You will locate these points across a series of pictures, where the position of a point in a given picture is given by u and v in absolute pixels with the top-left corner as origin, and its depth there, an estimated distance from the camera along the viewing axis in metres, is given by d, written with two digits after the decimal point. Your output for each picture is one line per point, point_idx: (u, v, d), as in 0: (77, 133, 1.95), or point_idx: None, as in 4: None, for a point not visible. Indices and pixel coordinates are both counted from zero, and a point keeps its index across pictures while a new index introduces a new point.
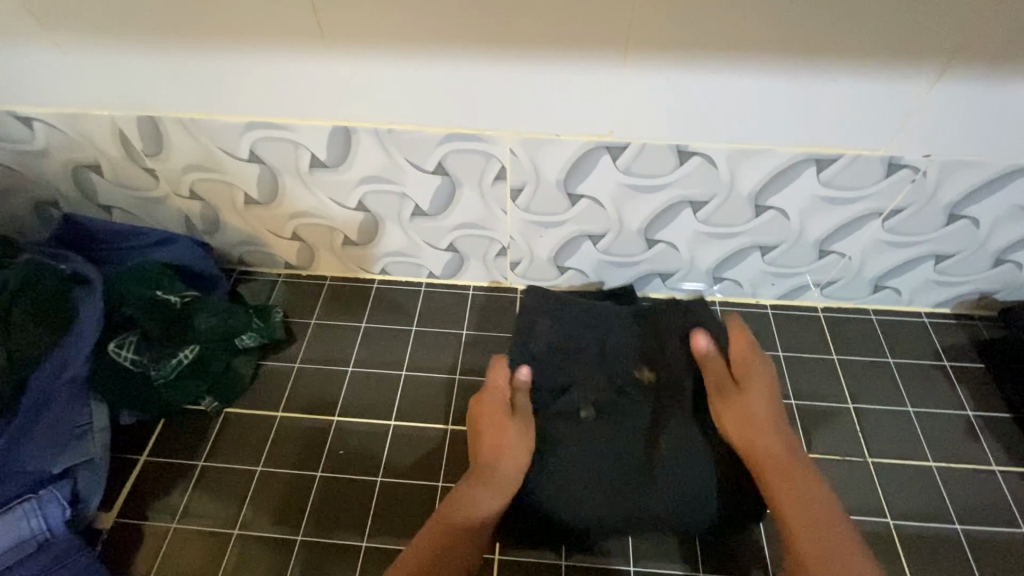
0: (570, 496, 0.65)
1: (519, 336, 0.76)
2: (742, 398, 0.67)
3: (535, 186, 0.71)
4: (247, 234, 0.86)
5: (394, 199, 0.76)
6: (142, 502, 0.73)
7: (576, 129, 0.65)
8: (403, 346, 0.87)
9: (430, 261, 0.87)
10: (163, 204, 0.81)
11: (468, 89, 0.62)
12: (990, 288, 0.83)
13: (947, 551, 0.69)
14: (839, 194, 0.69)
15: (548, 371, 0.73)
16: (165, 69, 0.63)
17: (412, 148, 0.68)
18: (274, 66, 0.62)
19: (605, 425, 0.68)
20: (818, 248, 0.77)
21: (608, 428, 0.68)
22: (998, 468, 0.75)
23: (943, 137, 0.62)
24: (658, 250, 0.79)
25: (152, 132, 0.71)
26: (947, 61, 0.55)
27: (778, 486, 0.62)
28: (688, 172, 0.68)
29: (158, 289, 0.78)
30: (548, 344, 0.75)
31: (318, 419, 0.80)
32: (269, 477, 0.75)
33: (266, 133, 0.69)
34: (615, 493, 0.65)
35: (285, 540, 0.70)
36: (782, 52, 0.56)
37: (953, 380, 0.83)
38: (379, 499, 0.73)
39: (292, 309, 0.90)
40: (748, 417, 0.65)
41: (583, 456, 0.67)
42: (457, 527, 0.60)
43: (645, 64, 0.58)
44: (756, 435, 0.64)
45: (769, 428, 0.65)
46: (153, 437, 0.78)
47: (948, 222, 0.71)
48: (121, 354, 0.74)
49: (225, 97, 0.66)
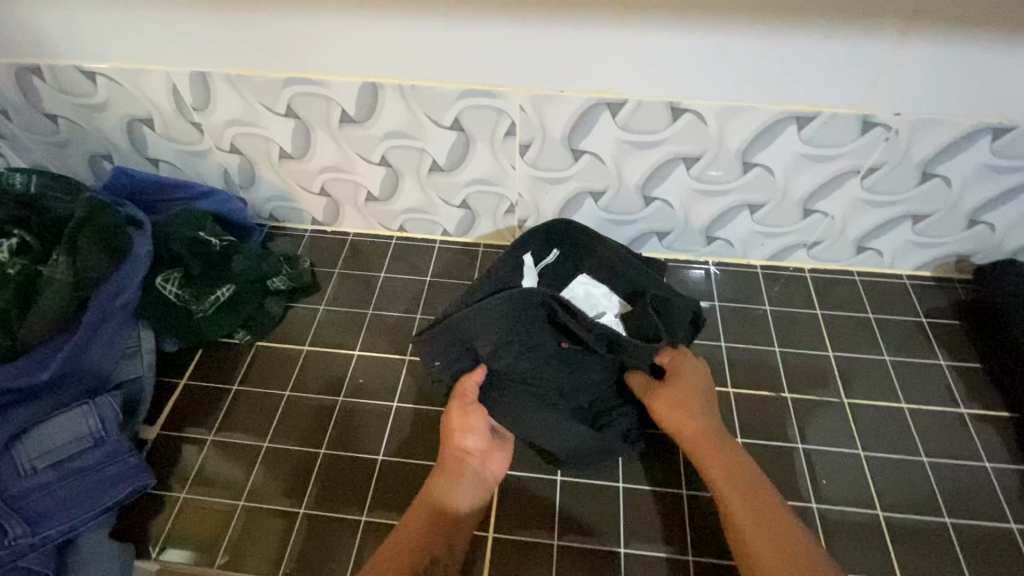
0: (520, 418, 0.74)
1: (459, 330, 0.73)
2: (680, 378, 0.72)
3: (542, 141, 0.79)
4: (279, 189, 0.94)
5: (414, 153, 0.84)
6: (182, 417, 0.81)
7: (580, 87, 0.72)
8: (418, 294, 0.94)
9: (444, 218, 0.95)
10: (205, 157, 0.90)
11: (485, 49, 0.70)
12: (967, 249, 0.88)
13: (915, 481, 0.75)
14: (818, 150, 0.75)
15: (488, 347, 0.74)
16: (219, 28, 0.72)
17: (432, 103, 0.76)
18: (314, 25, 0.70)
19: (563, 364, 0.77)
20: (803, 206, 0.83)
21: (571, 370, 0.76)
22: (968, 413, 0.81)
23: (912, 96, 0.69)
24: (654, 208, 0.86)
25: (202, 88, 0.80)
26: (910, 22, 0.62)
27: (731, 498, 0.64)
28: (681, 128, 0.75)
29: (201, 231, 0.86)
30: (493, 328, 0.74)
31: (340, 354, 0.88)
32: (296, 400, 0.83)
33: (301, 88, 0.77)
34: (592, 411, 0.75)
35: (309, 453, 0.78)
36: (761, 14, 0.63)
37: (931, 335, 0.88)
38: (395, 422, 0.81)
39: (318, 260, 0.98)
40: (681, 403, 0.71)
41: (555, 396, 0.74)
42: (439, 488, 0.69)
43: (641, 24, 0.65)
44: (681, 416, 0.70)
45: (710, 430, 0.69)
46: (192, 365, 0.86)
47: (921, 180, 0.77)
48: (167, 288, 0.83)
49: (269, 54, 0.74)
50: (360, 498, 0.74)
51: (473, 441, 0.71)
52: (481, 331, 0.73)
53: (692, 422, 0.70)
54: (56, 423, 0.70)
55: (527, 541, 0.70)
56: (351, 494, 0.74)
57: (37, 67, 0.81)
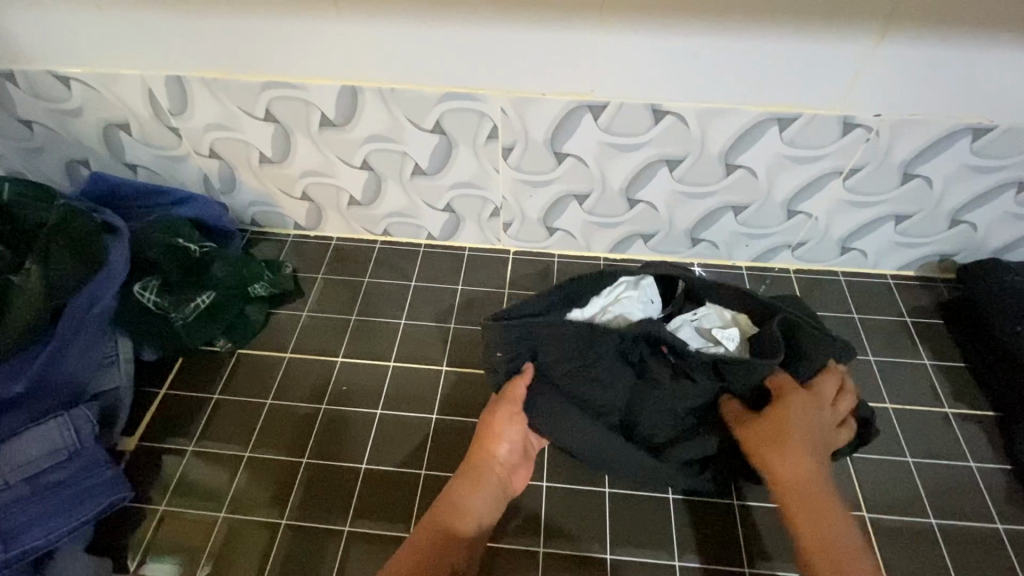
0: (586, 443, 0.68)
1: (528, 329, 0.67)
2: (796, 401, 0.63)
3: (524, 144, 0.78)
4: (260, 194, 0.93)
5: (396, 157, 0.83)
6: (162, 428, 0.80)
7: (560, 90, 0.72)
8: (402, 299, 0.93)
9: (429, 222, 0.94)
10: (184, 163, 0.89)
11: (464, 51, 0.69)
12: (949, 249, 0.89)
13: (900, 480, 0.74)
14: (800, 151, 0.75)
15: (550, 357, 0.68)
16: (195, 31, 0.71)
17: (412, 106, 0.76)
18: (291, 29, 0.70)
19: (632, 383, 0.68)
20: (786, 207, 0.83)
21: (643, 395, 0.67)
22: (952, 412, 0.81)
23: (891, 97, 0.69)
24: (639, 210, 0.86)
25: (178, 93, 0.78)
26: (888, 23, 0.62)
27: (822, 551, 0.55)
28: (662, 130, 0.74)
29: (178, 237, 0.85)
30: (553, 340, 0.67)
31: (323, 361, 0.86)
32: (278, 408, 0.82)
33: (279, 92, 0.76)
34: (653, 436, 0.69)
35: (291, 462, 0.77)
36: (739, 17, 0.63)
37: (914, 335, 0.88)
38: (378, 429, 0.79)
39: (300, 265, 0.97)
40: (784, 427, 0.61)
41: (614, 420, 0.68)
42: (453, 505, 0.65)
43: (619, 27, 0.65)
44: (777, 434, 0.61)
45: (804, 448, 0.60)
46: (171, 373, 0.85)
47: (903, 180, 0.78)
48: (145, 296, 0.81)
49: (246, 58, 0.73)
50: (342, 507, 0.73)
51: (506, 448, 0.69)
52: (543, 341, 0.67)
53: (794, 442, 0.61)
54: (29, 436, 0.68)
55: (512, 549, 0.69)
56: (332, 504, 0.73)
57: (9, 72, 0.80)
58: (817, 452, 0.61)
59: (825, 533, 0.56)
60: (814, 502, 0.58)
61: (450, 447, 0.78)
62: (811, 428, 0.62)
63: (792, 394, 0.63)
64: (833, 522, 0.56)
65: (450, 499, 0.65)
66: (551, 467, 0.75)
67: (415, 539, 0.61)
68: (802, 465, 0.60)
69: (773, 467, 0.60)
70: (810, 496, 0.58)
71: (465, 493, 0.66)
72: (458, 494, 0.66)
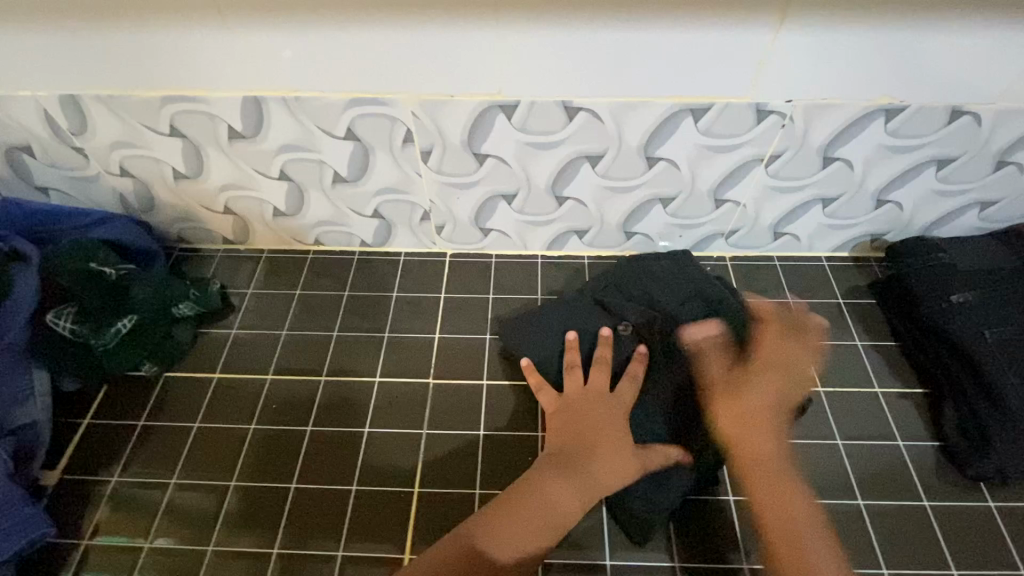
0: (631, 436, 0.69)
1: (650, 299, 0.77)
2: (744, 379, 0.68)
3: (442, 147, 0.77)
4: (181, 211, 0.90)
5: (313, 166, 0.81)
6: (86, 461, 0.77)
7: (470, 90, 0.70)
8: (336, 310, 0.91)
9: (359, 229, 0.92)
10: (97, 183, 0.86)
11: (364, 55, 0.67)
12: (879, 229, 0.89)
13: (831, 464, 0.75)
14: (718, 141, 0.74)
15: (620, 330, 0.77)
16: (81, 48, 0.68)
17: (320, 113, 0.74)
18: (181, 41, 0.67)
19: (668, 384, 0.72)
20: (713, 197, 0.82)
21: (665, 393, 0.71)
22: (883, 391, 0.81)
23: (798, 82, 0.68)
24: (568, 207, 0.85)
25: (76, 111, 0.75)
26: (785, 8, 0.61)
27: (767, 512, 0.60)
28: (578, 127, 0.73)
29: (92, 261, 0.82)
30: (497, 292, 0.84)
31: (253, 378, 0.84)
32: (206, 431, 0.79)
33: (182, 107, 0.74)
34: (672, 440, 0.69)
35: (219, 487, 0.75)
36: (634, 9, 0.62)
37: (848, 316, 0.89)
38: (309, 446, 0.78)
39: (230, 280, 0.94)
40: (736, 399, 0.66)
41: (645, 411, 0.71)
42: (528, 495, 0.63)
43: (516, 24, 0.64)
44: (744, 433, 0.64)
45: (771, 455, 0.63)
46: (96, 402, 0.82)
47: (824, 164, 0.78)
48: (60, 324, 0.79)
49: (140, 73, 0.70)
50: (270, 529, 0.72)
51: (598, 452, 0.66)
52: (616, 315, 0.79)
53: (755, 438, 0.64)
54: None
55: None
56: (260, 528, 0.72)
57: None
58: (771, 420, 0.65)
59: (762, 488, 0.61)
60: (751, 457, 0.63)
61: (383, 459, 0.76)
62: (770, 400, 0.66)
63: (757, 369, 0.69)
64: (777, 480, 0.61)
65: (523, 488, 0.64)
66: (485, 476, 0.74)
67: (443, 544, 0.60)
68: (766, 468, 0.62)
69: (729, 429, 0.65)
70: (750, 450, 0.63)
71: (552, 489, 0.64)
72: (546, 488, 0.64)
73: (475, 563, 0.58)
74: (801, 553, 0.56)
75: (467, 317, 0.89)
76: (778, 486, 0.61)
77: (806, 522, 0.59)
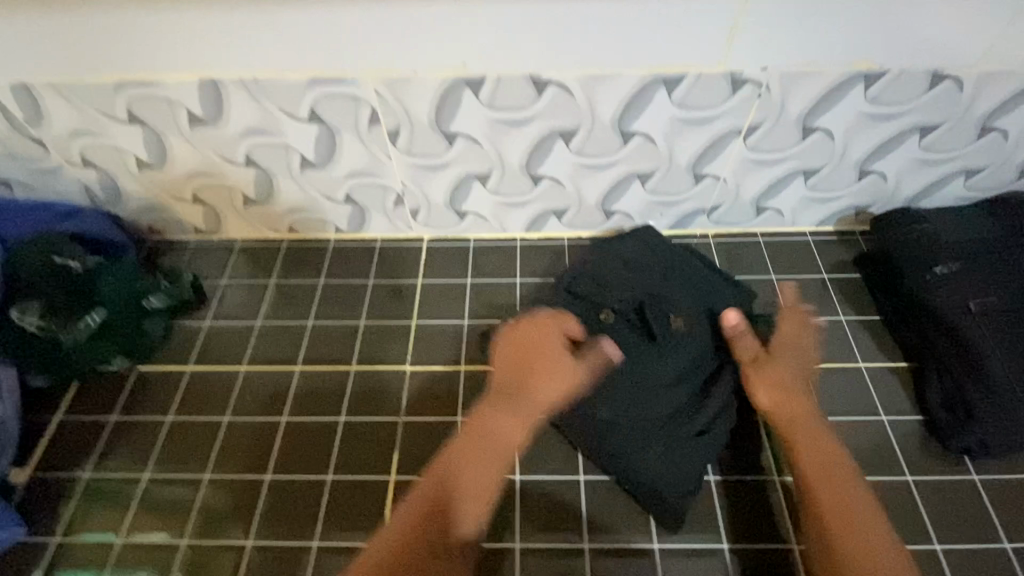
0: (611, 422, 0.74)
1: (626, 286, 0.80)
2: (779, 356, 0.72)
3: (410, 128, 0.76)
4: (150, 201, 0.89)
5: (279, 150, 0.80)
6: (59, 456, 0.76)
7: (438, 67, 0.70)
8: (312, 298, 0.89)
9: (334, 216, 0.90)
10: (61, 174, 0.84)
11: (326, 33, 0.67)
12: (863, 202, 0.89)
13: None
14: (698, 112, 0.75)
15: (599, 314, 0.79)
16: (36, 32, 0.67)
17: (282, 94, 0.73)
18: (140, 23, 0.66)
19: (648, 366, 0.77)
20: (693, 171, 0.82)
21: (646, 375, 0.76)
22: (863, 364, 0.82)
23: (760, 50, 0.69)
24: (543, 187, 0.84)
25: (35, 99, 0.74)
26: None
27: (818, 472, 0.62)
28: (549, 104, 0.73)
29: (55, 255, 0.81)
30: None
31: (227, 368, 0.83)
32: (182, 424, 0.78)
33: (142, 93, 0.73)
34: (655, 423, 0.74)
35: (195, 479, 0.74)
36: None
37: (830, 291, 0.89)
38: (286, 436, 0.76)
39: (203, 271, 0.92)
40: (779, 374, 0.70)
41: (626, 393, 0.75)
42: (474, 444, 0.62)
43: None
44: (790, 399, 0.68)
45: (813, 420, 0.66)
46: (69, 398, 0.81)
47: (805, 135, 0.79)
48: (26, 320, 0.77)
49: (99, 57, 0.70)
50: (246, 519, 0.70)
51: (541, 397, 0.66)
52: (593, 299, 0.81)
53: (800, 407, 0.68)
54: None
55: None
56: (236, 520, 0.70)
57: None
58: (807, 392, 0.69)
59: (809, 449, 0.64)
60: (796, 420, 0.66)
61: (360, 447, 0.75)
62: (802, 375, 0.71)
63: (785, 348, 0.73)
64: (824, 440, 0.64)
65: (466, 438, 0.63)
66: None
67: (392, 521, 0.57)
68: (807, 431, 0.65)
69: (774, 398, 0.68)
70: (795, 414, 0.67)
71: (499, 436, 0.63)
72: (493, 438, 0.63)
73: (431, 517, 0.56)
74: (856, 510, 0.58)
75: (444, 302, 0.88)
76: (826, 447, 0.64)
77: (847, 473, 0.61)
